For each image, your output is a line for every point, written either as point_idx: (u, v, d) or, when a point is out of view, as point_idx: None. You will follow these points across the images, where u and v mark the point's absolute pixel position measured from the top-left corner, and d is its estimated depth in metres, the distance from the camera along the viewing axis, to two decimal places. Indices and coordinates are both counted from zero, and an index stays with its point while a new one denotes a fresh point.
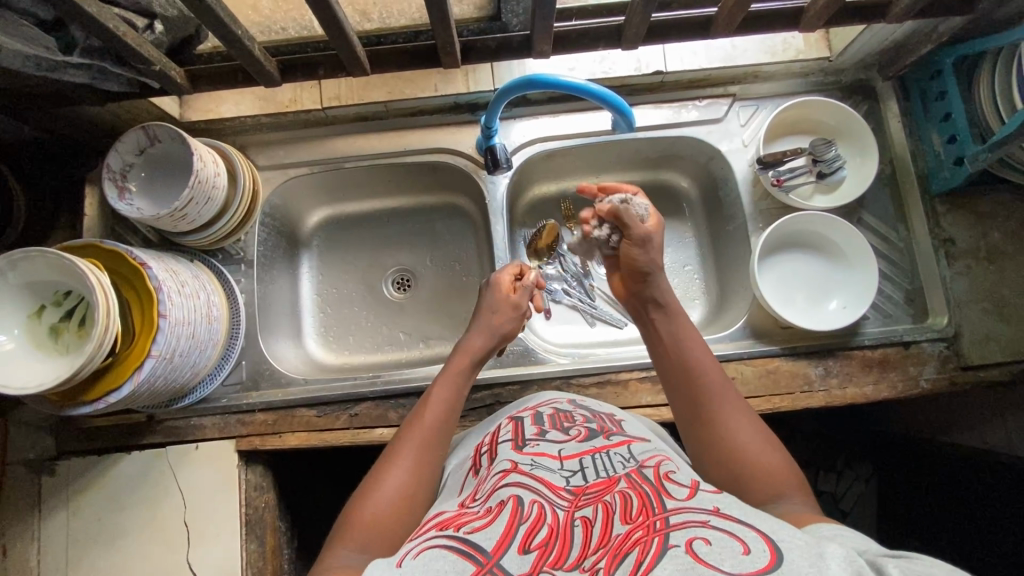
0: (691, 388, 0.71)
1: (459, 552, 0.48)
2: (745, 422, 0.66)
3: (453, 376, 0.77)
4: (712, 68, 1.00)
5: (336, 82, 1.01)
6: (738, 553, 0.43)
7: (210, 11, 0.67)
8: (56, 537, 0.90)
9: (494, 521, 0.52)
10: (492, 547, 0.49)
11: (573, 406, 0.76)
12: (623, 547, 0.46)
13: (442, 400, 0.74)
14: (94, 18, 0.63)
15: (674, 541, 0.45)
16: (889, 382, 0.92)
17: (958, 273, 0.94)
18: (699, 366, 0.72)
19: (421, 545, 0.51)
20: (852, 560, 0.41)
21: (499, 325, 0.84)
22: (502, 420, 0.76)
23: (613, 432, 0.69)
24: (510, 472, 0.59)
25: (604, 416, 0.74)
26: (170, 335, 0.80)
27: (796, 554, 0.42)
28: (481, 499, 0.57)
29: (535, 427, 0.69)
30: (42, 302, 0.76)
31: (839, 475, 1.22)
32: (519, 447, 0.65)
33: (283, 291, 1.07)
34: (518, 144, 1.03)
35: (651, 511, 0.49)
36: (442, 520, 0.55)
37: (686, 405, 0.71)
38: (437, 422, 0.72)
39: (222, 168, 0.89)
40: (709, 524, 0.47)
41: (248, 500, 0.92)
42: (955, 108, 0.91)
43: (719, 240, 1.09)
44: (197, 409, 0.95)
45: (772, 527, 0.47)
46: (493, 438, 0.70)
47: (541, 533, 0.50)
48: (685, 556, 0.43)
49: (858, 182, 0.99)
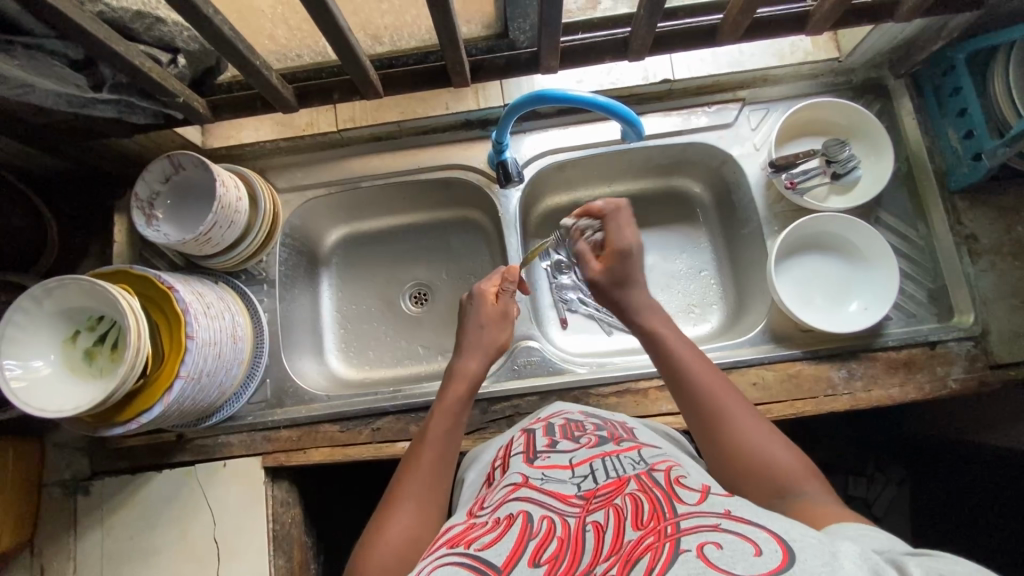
0: (695, 398, 0.69)
1: (469, 568, 0.49)
2: (759, 418, 0.67)
3: (450, 406, 0.77)
4: (720, 74, 1.00)
5: (351, 105, 1.04)
6: (749, 555, 0.43)
7: (229, 44, 0.70)
8: (92, 555, 0.93)
9: (503, 536, 0.53)
10: (501, 563, 0.49)
11: (584, 416, 0.77)
12: (634, 554, 0.46)
13: (439, 432, 0.74)
14: (122, 57, 0.67)
15: (686, 545, 0.45)
16: (916, 384, 0.90)
17: (982, 269, 0.93)
18: (694, 373, 0.71)
19: (432, 564, 0.51)
20: (867, 558, 0.42)
21: (489, 339, 0.86)
22: (515, 433, 0.77)
23: (623, 437, 0.69)
24: (520, 487, 0.60)
25: (616, 423, 0.74)
26: (197, 355, 0.83)
27: (810, 553, 0.42)
28: (489, 509, 0.59)
29: (546, 438, 0.70)
30: (76, 328, 0.79)
31: (870, 479, 1.20)
32: (530, 460, 0.66)
33: (304, 308, 1.10)
34: (530, 157, 1.04)
35: (661, 517, 0.50)
36: (451, 538, 0.56)
37: (698, 420, 0.68)
38: (438, 455, 0.72)
39: (243, 191, 0.92)
40: (720, 528, 0.47)
41: (275, 515, 0.94)
42: (970, 104, 0.90)
43: (735, 244, 1.09)
44: (223, 427, 0.97)
45: (784, 526, 0.47)
46: (507, 451, 0.72)
47: (551, 546, 0.50)
48: (696, 561, 0.43)
49: (872, 181, 0.99)
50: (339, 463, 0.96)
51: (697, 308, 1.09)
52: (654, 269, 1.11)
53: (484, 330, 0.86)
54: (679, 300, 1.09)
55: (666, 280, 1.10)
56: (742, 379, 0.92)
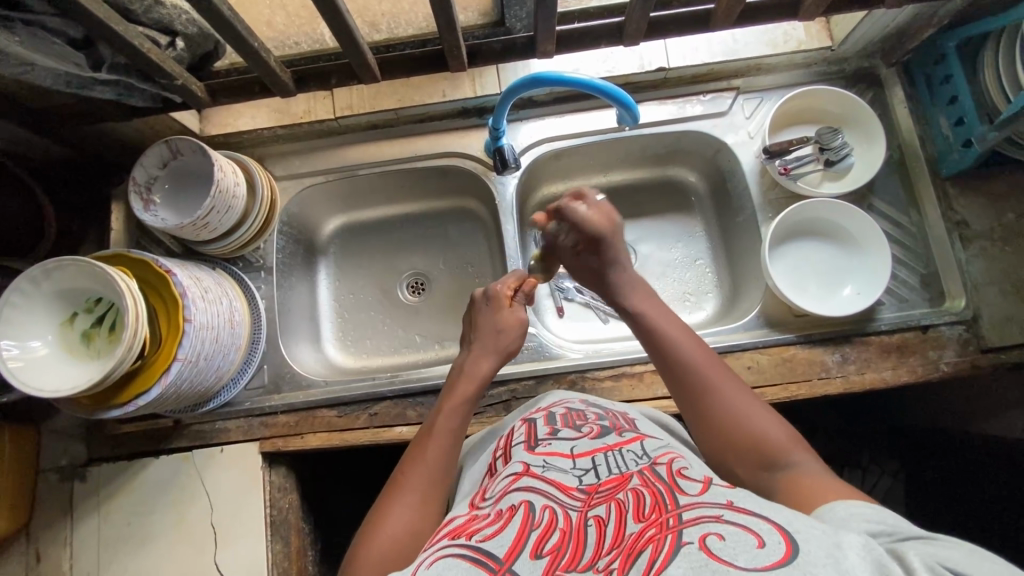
0: (683, 376, 0.70)
1: (471, 560, 0.49)
2: (747, 398, 0.67)
3: (458, 404, 0.77)
4: (715, 62, 1.01)
5: (348, 92, 1.04)
6: (752, 547, 0.44)
7: (229, 25, 0.70)
8: (87, 542, 0.93)
9: (505, 527, 0.53)
10: (503, 554, 0.50)
11: (584, 405, 0.76)
12: (636, 547, 0.47)
13: (446, 430, 0.74)
14: (122, 37, 0.67)
15: (688, 537, 0.46)
16: (909, 367, 0.91)
17: (973, 255, 0.94)
18: (682, 351, 0.71)
19: (433, 556, 0.52)
20: (871, 548, 0.43)
21: (504, 344, 0.83)
22: (516, 422, 0.77)
23: (624, 428, 0.69)
24: (521, 476, 0.60)
25: (617, 414, 0.74)
26: (195, 338, 0.83)
27: (813, 544, 0.43)
28: (492, 500, 0.59)
29: (547, 426, 0.70)
30: (74, 310, 0.79)
31: (865, 471, 1.20)
32: (532, 448, 0.66)
33: (301, 297, 1.10)
34: (526, 144, 1.05)
35: (663, 509, 0.50)
36: (453, 528, 0.57)
37: (686, 397, 0.69)
38: (442, 453, 0.72)
39: (241, 178, 0.93)
40: (722, 519, 0.48)
41: (272, 501, 0.94)
42: (961, 91, 0.91)
43: (730, 232, 1.09)
44: (221, 412, 0.97)
45: (786, 517, 0.47)
46: (508, 440, 0.71)
47: (553, 539, 0.51)
48: (698, 553, 0.44)
49: (865, 167, 1.00)
50: (336, 448, 0.96)
51: (692, 296, 1.09)
52: (650, 258, 1.12)
53: (497, 332, 0.83)
54: (675, 288, 1.10)
55: (662, 269, 1.11)
56: (737, 363, 0.93)
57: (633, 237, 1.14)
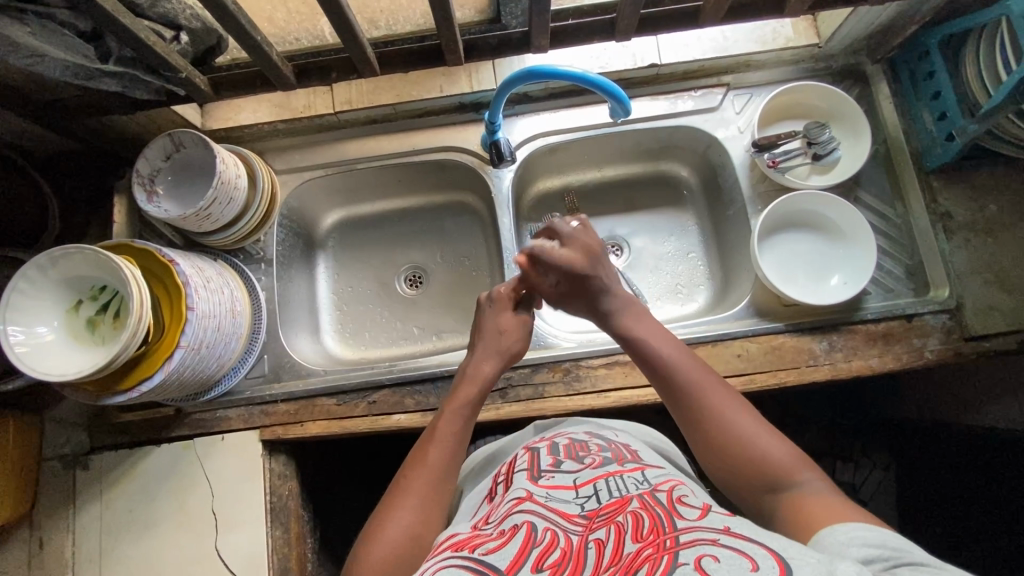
0: (685, 401, 0.71)
1: (472, 570, 0.51)
2: (744, 416, 0.68)
3: (460, 407, 0.78)
4: (706, 58, 1.04)
5: (347, 87, 1.07)
6: (746, 570, 0.45)
7: (233, 18, 0.72)
8: (89, 529, 0.94)
9: (508, 543, 0.55)
10: (506, 566, 0.52)
11: (589, 436, 0.78)
12: (633, 564, 0.49)
13: (448, 433, 0.75)
14: (128, 29, 0.69)
15: (683, 558, 0.48)
16: (894, 355, 0.94)
17: (956, 246, 0.97)
18: (682, 376, 0.73)
19: (438, 565, 0.54)
20: None
21: (508, 345, 0.85)
22: (520, 450, 0.78)
23: (626, 458, 0.70)
24: (524, 500, 0.62)
25: (620, 445, 0.75)
26: (198, 326, 0.85)
27: (808, 569, 0.45)
28: (494, 523, 0.61)
29: (551, 457, 0.72)
30: (79, 297, 0.81)
31: (856, 465, 1.24)
32: (535, 478, 0.67)
33: (300, 289, 1.12)
34: (522, 140, 1.07)
35: (661, 531, 0.52)
36: (456, 542, 0.59)
37: (689, 420, 0.71)
38: (444, 459, 0.73)
39: (242, 170, 0.95)
40: (719, 542, 0.49)
41: (272, 488, 0.96)
42: (943, 86, 0.94)
43: (720, 226, 1.12)
44: (221, 401, 0.99)
45: (781, 545, 0.49)
46: (510, 467, 0.74)
47: (554, 554, 0.53)
48: (693, 572, 0.46)
49: (852, 160, 1.02)
50: (335, 436, 0.98)
51: (684, 288, 1.12)
52: (643, 251, 1.15)
53: (500, 335, 0.85)
54: (668, 280, 1.12)
55: (655, 261, 1.14)
56: (727, 351, 0.95)
57: (627, 231, 1.16)
